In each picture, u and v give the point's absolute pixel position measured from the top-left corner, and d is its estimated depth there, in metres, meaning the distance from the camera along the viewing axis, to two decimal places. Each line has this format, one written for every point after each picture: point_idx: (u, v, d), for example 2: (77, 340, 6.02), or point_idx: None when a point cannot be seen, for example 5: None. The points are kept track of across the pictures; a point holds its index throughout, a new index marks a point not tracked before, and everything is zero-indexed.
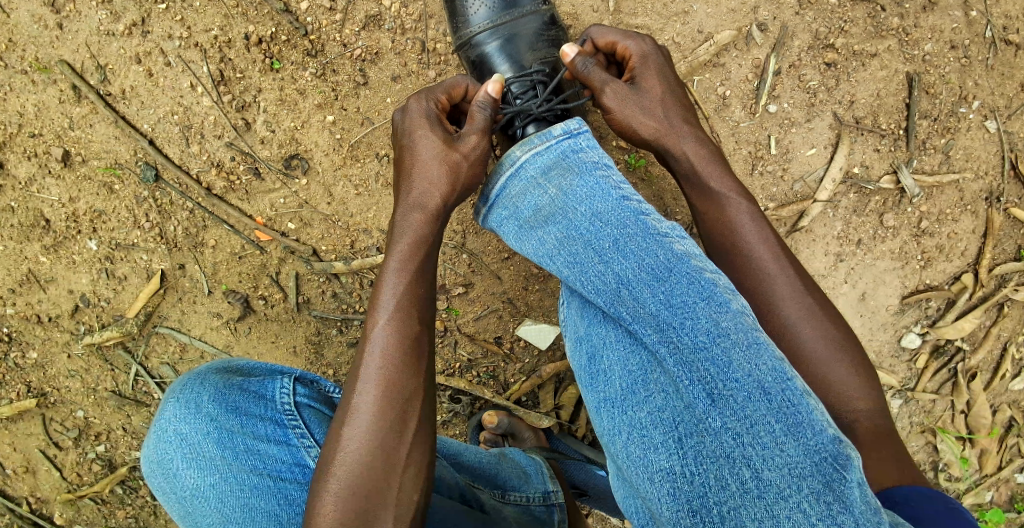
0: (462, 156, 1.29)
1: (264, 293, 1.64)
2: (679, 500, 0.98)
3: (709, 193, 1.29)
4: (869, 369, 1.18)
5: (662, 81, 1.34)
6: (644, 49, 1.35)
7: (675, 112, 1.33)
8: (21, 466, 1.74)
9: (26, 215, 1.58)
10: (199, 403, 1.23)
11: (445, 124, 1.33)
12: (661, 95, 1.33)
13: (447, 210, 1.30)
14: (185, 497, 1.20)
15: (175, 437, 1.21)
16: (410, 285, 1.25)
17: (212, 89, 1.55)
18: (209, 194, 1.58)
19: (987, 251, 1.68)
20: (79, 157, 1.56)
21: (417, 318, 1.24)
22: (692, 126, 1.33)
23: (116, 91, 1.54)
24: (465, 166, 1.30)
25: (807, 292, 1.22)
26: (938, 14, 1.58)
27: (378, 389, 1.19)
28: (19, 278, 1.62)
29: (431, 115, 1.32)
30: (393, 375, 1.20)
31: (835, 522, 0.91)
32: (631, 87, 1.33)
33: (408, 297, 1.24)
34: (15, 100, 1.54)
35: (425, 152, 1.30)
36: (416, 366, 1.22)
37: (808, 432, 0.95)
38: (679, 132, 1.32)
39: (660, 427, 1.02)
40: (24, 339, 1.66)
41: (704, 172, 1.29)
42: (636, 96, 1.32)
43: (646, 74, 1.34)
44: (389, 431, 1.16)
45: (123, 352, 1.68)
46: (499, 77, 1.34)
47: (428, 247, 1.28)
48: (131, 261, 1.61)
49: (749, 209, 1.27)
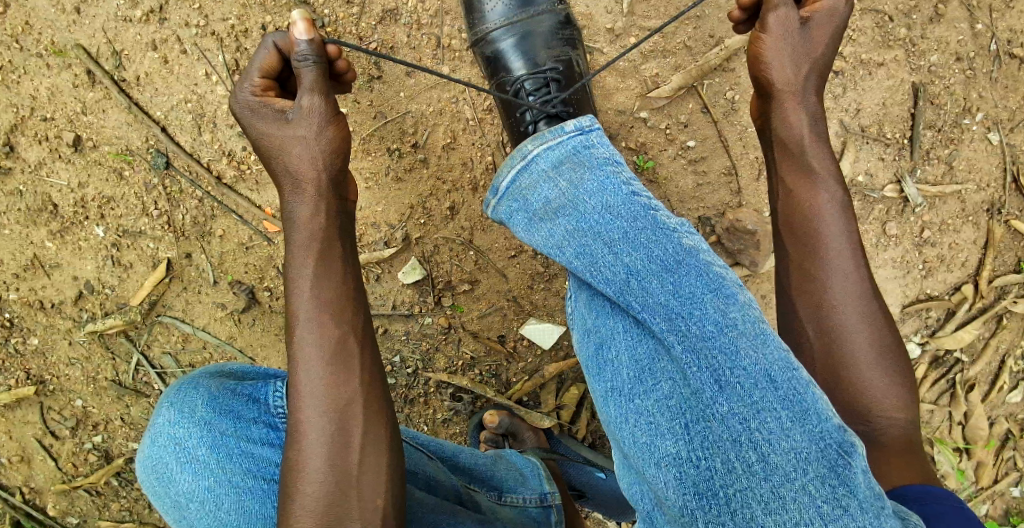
0: (306, 134, 1.19)
1: (270, 285, 1.63)
2: (686, 484, 0.98)
3: (805, 164, 1.22)
4: (908, 386, 1.15)
5: (827, 45, 1.25)
6: (836, 6, 1.24)
7: (814, 81, 1.25)
8: (16, 455, 1.73)
9: (34, 199, 1.58)
10: (193, 408, 1.22)
11: (273, 105, 1.21)
12: (818, 53, 1.24)
13: (330, 190, 1.20)
14: (179, 500, 1.20)
15: (169, 441, 1.21)
16: (323, 290, 1.16)
17: (227, 78, 1.55)
18: (219, 182, 1.58)
19: (987, 262, 1.70)
20: (90, 142, 1.56)
21: (338, 320, 1.15)
22: (819, 98, 1.25)
23: (131, 77, 1.55)
24: (317, 141, 1.19)
25: (873, 297, 1.17)
26: (945, 25, 1.60)
27: (313, 405, 1.11)
28: (24, 263, 1.61)
29: (254, 104, 1.21)
30: (322, 389, 1.12)
31: (840, 505, 0.92)
32: (800, 27, 1.23)
33: (325, 297, 1.15)
34: (29, 84, 1.54)
35: (276, 148, 1.20)
36: (347, 371, 1.13)
37: (813, 419, 0.96)
38: (806, 95, 1.24)
39: (666, 414, 1.02)
40: (26, 325, 1.65)
41: (809, 149, 1.22)
42: (798, 39, 1.23)
43: (822, 27, 1.24)
44: (335, 443, 1.10)
45: (126, 340, 1.67)
46: (302, 12, 1.16)
47: (329, 238, 1.19)
48: (138, 248, 1.61)
49: (839, 196, 1.20)
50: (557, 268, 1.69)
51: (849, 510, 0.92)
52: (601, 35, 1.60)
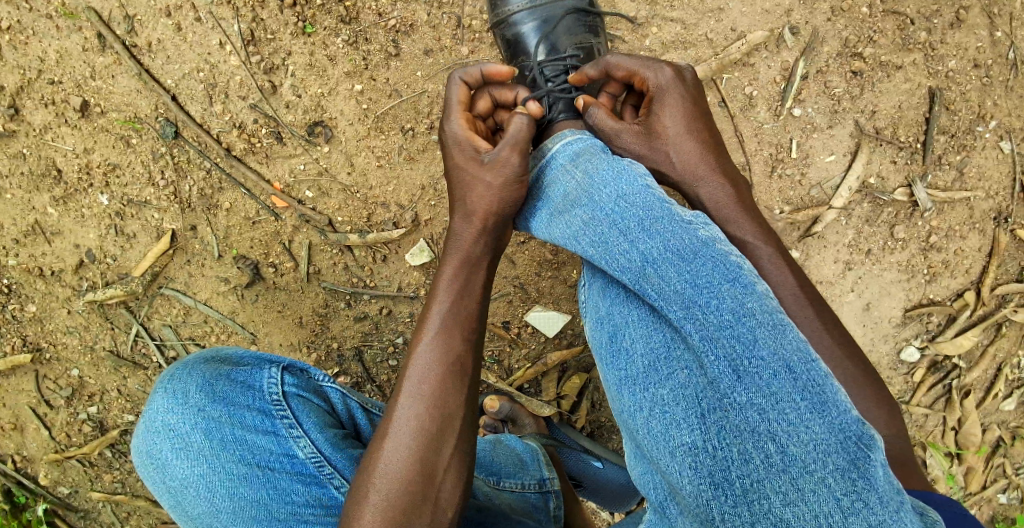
0: (490, 182, 1.23)
1: (275, 261, 1.62)
2: (702, 474, 0.98)
3: (734, 239, 1.22)
4: (892, 408, 1.15)
5: (677, 123, 1.28)
6: (660, 81, 1.29)
7: (696, 155, 1.27)
8: (8, 423, 1.70)
9: (37, 163, 1.55)
10: (186, 394, 1.21)
11: (475, 143, 1.27)
12: (677, 130, 1.27)
13: (493, 230, 1.24)
14: (175, 487, 1.19)
15: (163, 428, 1.20)
16: (460, 301, 1.22)
17: (241, 49, 1.53)
18: (228, 154, 1.56)
19: (991, 270, 1.71)
20: (97, 108, 1.53)
21: (464, 336, 1.21)
22: (717, 163, 1.27)
23: (142, 43, 1.52)
24: (497, 192, 1.23)
25: (827, 335, 1.17)
26: (964, 31, 1.60)
27: (419, 405, 1.16)
28: (24, 229, 1.58)
29: (462, 137, 1.28)
30: (439, 385, 1.17)
31: (859, 498, 0.92)
32: (646, 133, 1.28)
33: (455, 315, 1.21)
34: (37, 45, 1.50)
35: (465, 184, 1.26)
36: (463, 379, 1.19)
37: (833, 410, 0.95)
38: (700, 176, 1.26)
39: (681, 403, 1.01)
40: (24, 292, 1.62)
41: (724, 217, 1.24)
42: (645, 131, 1.29)
43: (660, 113, 1.28)
44: (428, 443, 1.14)
45: (126, 311, 1.64)
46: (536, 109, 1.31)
47: (479, 264, 1.24)
48: (142, 218, 1.58)
49: (772, 254, 1.20)
50: (564, 256, 1.69)
51: (868, 502, 0.92)
52: (624, 23, 1.59)
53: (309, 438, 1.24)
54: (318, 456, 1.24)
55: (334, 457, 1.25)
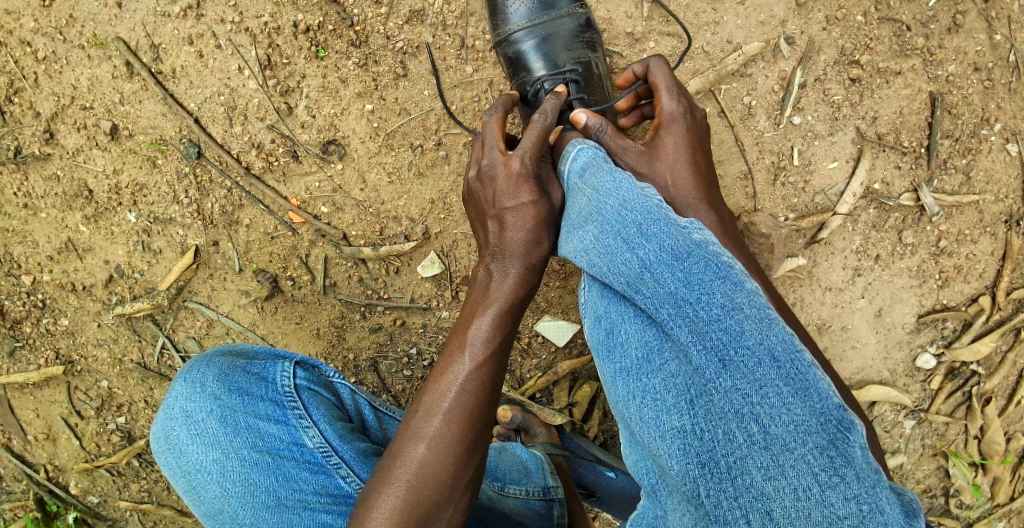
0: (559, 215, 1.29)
1: (293, 274, 1.68)
2: (690, 455, 1.00)
3: None
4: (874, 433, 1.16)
5: (684, 146, 1.28)
6: (673, 111, 1.29)
7: (690, 185, 1.25)
8: (41, 433, 1.78)
9: (70, 184, 1.64)
10: (204, 382, 1.27)
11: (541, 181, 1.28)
12: (676, 153, 1.27)
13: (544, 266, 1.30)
14: (188, 471, 1.24)
15: (181, 414, 1.25)
16: (505, 318, 1.25)
17: (259, 73, 1.61)
18: (248, 172, 1.64)
19: (1005, 274, 1.70)
20: (126, 131, 1.63)
21: (505, 356, 1.24)
22: (704, 195, 1.25)
23: (167, 69, 1.61)
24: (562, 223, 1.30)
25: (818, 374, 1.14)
26: (963, 35, 1.62)
27: (460, 415, 1.18)
28: (58, 246, 1.67)
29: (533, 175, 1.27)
30: (476, 400, 1.20)
31: (837, 473, 0.94)
32: (650, 148, 1.28)
33: (501, 333, 1.24)
34: (70, 74, 1.61)
35: (524, 217, 1.26)
36: (494, 395, 1.22)
37: (814, 395, 0.96)
38: (690, 203, 1.24)
39: (671, 391, 1.04)
40: (57, 306, 1.71)
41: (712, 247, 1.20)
42: (647, 152, 1.27)
43: (669, 137, 1.28)
44: (461, 451, 1.17)
45: (152, 324, 1.72)
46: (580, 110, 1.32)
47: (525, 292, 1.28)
48: (168, 235, 1.67)
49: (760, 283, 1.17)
50: (572, 267, 1.72)
51: (845, 479, 0.94)
52: (621, 39, 1.65)
53: (318, 429, 1.29)
54: (327, 447, 1.28)
55: (340, 447, 1.29)
